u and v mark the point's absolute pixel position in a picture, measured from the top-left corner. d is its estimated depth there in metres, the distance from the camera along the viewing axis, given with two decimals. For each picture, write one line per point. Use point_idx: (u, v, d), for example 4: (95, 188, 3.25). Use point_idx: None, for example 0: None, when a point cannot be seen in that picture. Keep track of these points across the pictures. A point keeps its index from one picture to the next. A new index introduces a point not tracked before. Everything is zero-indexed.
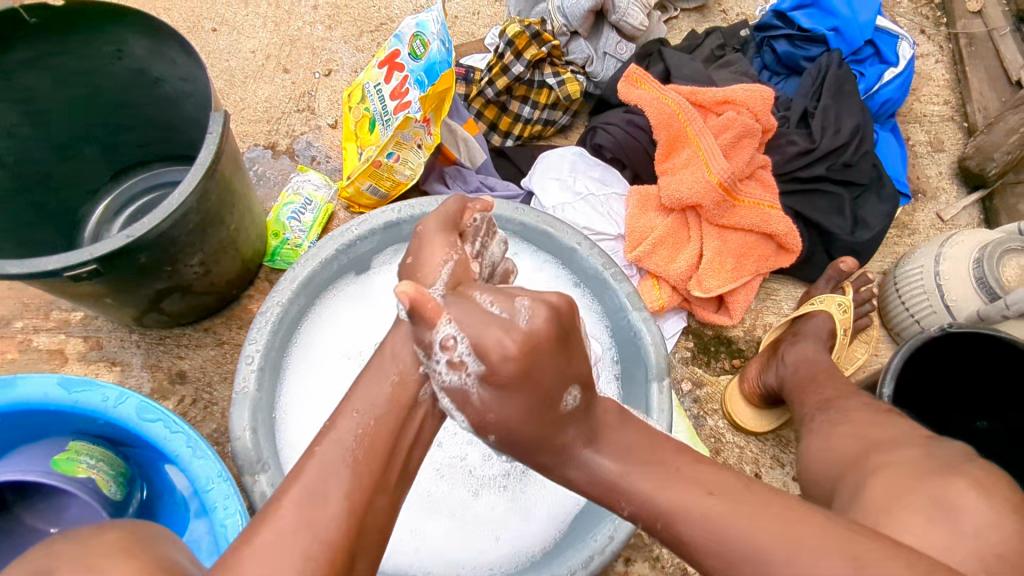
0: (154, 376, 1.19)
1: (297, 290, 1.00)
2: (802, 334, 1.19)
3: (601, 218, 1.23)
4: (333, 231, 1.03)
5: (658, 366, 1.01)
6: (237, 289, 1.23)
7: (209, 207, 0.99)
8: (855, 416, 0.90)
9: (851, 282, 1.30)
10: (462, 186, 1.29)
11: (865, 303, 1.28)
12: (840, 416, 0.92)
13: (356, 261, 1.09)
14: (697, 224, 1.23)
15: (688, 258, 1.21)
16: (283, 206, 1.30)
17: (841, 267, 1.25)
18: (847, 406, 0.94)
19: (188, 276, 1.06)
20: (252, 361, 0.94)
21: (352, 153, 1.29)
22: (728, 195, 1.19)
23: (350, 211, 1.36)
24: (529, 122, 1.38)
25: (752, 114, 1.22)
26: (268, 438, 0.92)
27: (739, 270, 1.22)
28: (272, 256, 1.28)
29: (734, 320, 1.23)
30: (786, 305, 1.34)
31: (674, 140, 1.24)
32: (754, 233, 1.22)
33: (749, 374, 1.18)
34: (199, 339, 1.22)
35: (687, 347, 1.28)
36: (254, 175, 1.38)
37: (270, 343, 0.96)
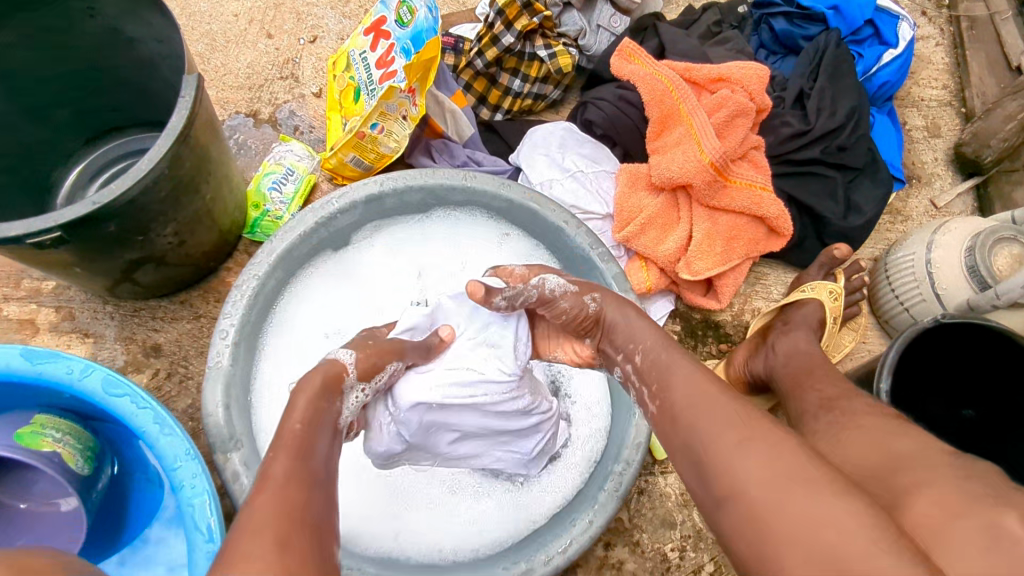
0: (128, 349, 1.17)
1: (274, 264, 1.03)
2: (792, 321, 1.18)
3: (589, 196, 1.20)
4: (367, 178, 1.09)
5: None
6: (214, 261, 1.20)
7: (180, 178, 0.95)
8: (855, 413, 0.86)
9: (842, 269, 1.28)
10: (448, 161, 1.28)
11: (857, 291, 1.27)
12: (835, 413, 0.87)
13: (334, 238, 1.12)
14: (687, 204, 1.18)
15: (677, 240, 1.16)
16: (264, 176, 1.29)
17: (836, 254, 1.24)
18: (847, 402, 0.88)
19: (161, 248, 1.03)
20: (230, 318, 0.98)
21: (337, 122, 1.28)
22: (719, 175, 1.13)
23: (332, 182, 1.33)
24: (519, 96, 1.35)
25: (746, 93, 1.18)
26: (239, 415, 0.96)
27: (728, 253, 1.17)
28: (252, 227, 1.27)
29: (722, 303, 1.20)
30: (775, 290, 1.34)
31: (665, 118, 1.19)
32: (745, 216, 1.17)
33: (736, 361, 1.22)
34: (175, 312, 1.20)
35: (675, 330, 1.31)
36: (234, 144, 1.34)
37: (255, 300, 1.01)
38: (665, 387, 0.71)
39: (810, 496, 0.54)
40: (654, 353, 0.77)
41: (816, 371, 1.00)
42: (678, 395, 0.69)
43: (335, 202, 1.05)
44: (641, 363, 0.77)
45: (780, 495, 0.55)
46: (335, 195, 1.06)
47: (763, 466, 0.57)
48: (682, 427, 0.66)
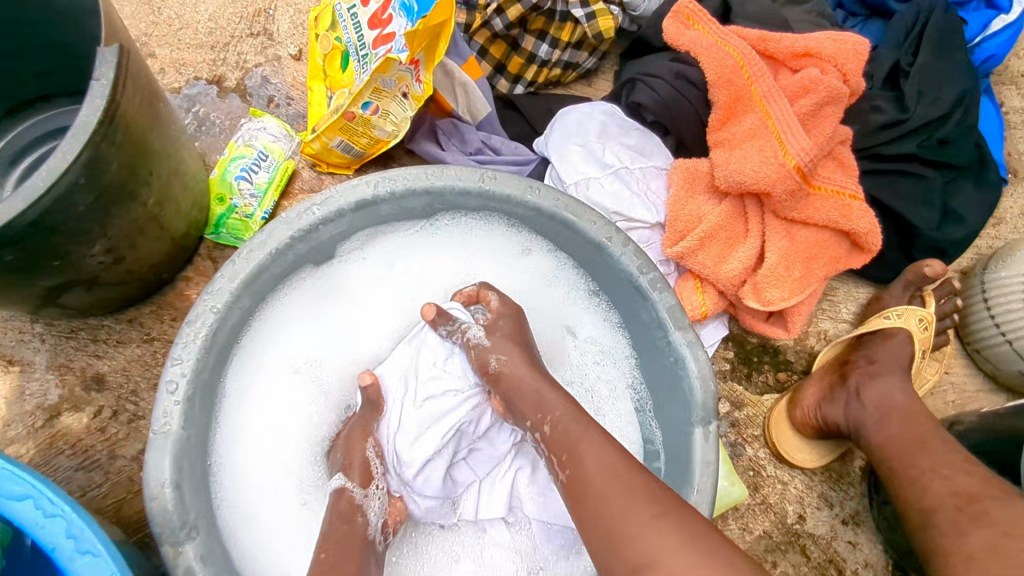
0: (63, 381, 0.97)
1: (239, 291, 0.80)
2: (880, 362, 1.02)
3: (636, 199, 0.96)
4: (357, 177, 0.84)
5: (706, 409, 0.83)
6: (168, 273, 0.97)
7: (107, 184, 0.71)
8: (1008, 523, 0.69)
9: (932, 291, 1.10)
10: (459, 146, 1.04)
11: (946, 316, 1.09)
12: (988, 525, 0.71)
13: (318, 251, 0.89)
14: (757, 214, 0.95)
15: (744, 259, 0.94)
16: (230, 160, 1.03)
17: (927, 272, 1.02)
18: (1000, 510, 0.72)
19: (90, 269, 0.79)
20: (181, 364, 0.77)
21: (320, 95, 1.03)
22: (805, 182, 0.90)
23: (317, 170, 1.08)
24: (546, 64, 1.09)
25: (840, 73, 0.92)
26: (193, 493, 0.77)
27: (806, 278, 0.95)
28: (216, 227, 1.02)
29: (791, 334, 1.00)
30: (845, 308, 1.15)
31: (735, 102, 0.95)
32: (827, 230, 0.95)
33: (806, 402, 1.04)
34: (121, 334, 0.99)
35: (727, 356, 1.12)
36: (194, 118, 1.07)
37: (213, 340, 0.79)
38: (570, 446, 0.68)
39: None
40: (558, 418, 0.71)
41: (932, 446, 0.86)
42: (587, 466, 0.65)
43: (316, 209, 0.81)
44: (552, 435, 0.71)
45: None
46: (316, 199, 0.82)
47: (691, 572, 0.53)
48: (590, 502, 0.63)
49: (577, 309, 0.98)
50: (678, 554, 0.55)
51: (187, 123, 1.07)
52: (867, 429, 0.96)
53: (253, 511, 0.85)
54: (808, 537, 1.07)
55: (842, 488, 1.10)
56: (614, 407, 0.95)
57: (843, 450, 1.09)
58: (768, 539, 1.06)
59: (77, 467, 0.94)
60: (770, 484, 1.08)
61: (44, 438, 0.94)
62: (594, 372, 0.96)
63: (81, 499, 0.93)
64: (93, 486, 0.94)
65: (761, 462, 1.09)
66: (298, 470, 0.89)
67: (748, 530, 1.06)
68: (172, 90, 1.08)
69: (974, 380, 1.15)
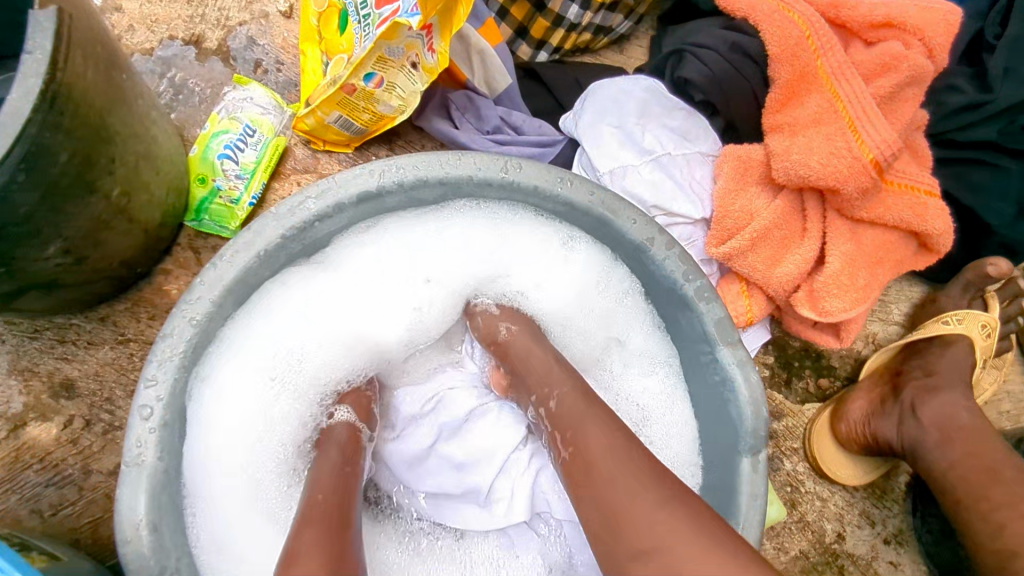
0: (28, 388, 0.83)
1: (223, 298, 0.67)
2: (939, 375, 0.91)
3: (678, 190, 0.84)
4: (361, 163, 0.70)
5: (754, 436, 0.70)
6: (143, 266, 0.84)
7: (56, 177, 0.59)
8: None
9: (995, 292, 0.99)
10: (473, 123, 0.91)
11: (1010, 320, 1.00)
12: None
13: (318, 246, 0.74)
14: (818, 211, 0.84)
15: (801, 262, 0.83)
16: (212, 135, 0.89)
17: (989, 272, 0.91)
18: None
19: (45, 273, 0.67)
20: (156, 386, 0.64)
21: (313, 61, 0.90)
22: (881, 178, 0.78)
23: (311, 147, 0.94)
24: (574, 29, 0.95)
25: (925, 49, 0.80)
26: (174, 534, 0.64)
27: (871, 285, 0.83)
28: (197, 212, 0.89)
29: (843, 344, 0.89)
30: (897, 309, 1.04)
31: (799, 81, 0.81)
32: (898, 231, 0.83)
33: (851, 416, 0.94)
34: (93, 334, 0.86)
35: (766, 362, 1.01)
36: (169, 85, 0.93)
37: (194, 357, 0.66)
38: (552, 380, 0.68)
39: (670, 509, 0.51)
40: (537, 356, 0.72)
41: (1006, 475, 0.81)
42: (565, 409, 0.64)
43: (313, 202, 0.68)
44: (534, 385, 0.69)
45: (648, 506, 0.52)
46: (313, 190, 0.69)
47: (639, 486, 0.53)
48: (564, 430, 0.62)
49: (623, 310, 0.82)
50: (632, 477, 0.54)
51: (162, 91, 0.93)
52: (927, 453, 0.87)
53: (244, 549, 0.69)
54: (848, 558, 0.96)
55: (886, 505, 1.00)
56: (665, 425, 0.81)
57: (889, 465, 0.99)
58: (805, 560, 0.96)
59: (46, 484, 0.81)
60: (808, 501, 0.98)
61: (9, 452, 0.81)
62: (644, 382, 0.83)
63: (52, 521, 0.81)
64: (66, 505, 0.81)
65: (799, 477, 0.98)
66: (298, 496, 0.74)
67: (783, 551, 0.95)
68: (143, 51, 0.93)
69: None
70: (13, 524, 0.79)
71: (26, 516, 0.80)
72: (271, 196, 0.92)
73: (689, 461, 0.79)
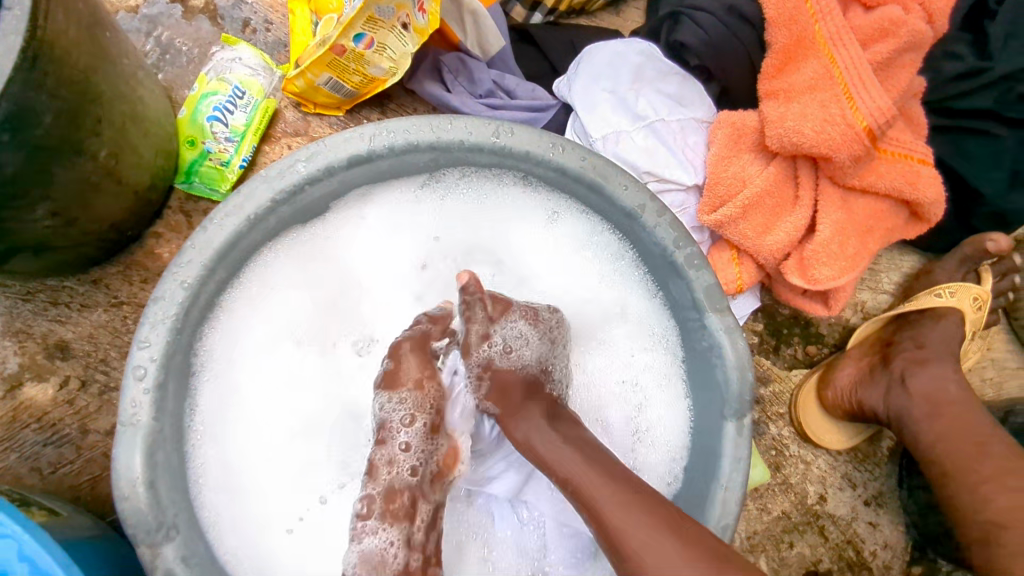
0: (23, 349, 0.84)
1: (213, 262, 0.67)
2: (929, 347, 0.92)
3: (670, 157, 0.84)
4: (350, 127, 0.70)
5: (740, 399, 0.71)
6: (135, 229, 0.84)
7: (40, 139, 0.58)
8: None
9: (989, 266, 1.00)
10: (465, 86, 0.90)
11: (999, 295, 1.02)
12: None
13: (308, 210, 0.74)
14: (811, 179, 0.83)
15: (792, 230, 0.83)
16: (202, 97, 0.88)
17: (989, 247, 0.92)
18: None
19: (34, 234, 0.67)
20: (149, 347, 0.64)
21: (304, 21, 0.88)
22: (874, 146, 0.78)
23: (301, 110, 0.93)
24: None
25: (924, 13, 0.79)
26: (172, 489, 0.66)
27: (861, 253, 0.84)
28: (187, 175, 0.88)
29: (832, 312, 0.89)
30: (887, 278, 1.04)
31: (797, 45, 0.80)
32: (889, 199, 0.83)
33: (838, 382, 0.95)
34: (86, 296, 0.86)
35: (755, 329, 1.02)
36: (156, 44, 0.92)
37: (186, 319, 0.67)
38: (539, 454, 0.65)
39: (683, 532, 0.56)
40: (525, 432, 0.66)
41: (993, 448, 0.81)
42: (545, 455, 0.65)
43: (302, 164, 0.67)
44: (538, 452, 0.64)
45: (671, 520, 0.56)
46: (303, 153, 0.68)
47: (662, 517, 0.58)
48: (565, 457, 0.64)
49: (617, 284, 0.82)
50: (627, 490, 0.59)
51: (149, 51, 0.91)
52: (914, 424, 0.88)
53: (255, 496, 0.73)
54: (828, 519, 0.99)
55: (868, 467, 1.02)
56: (657, 406, 0.80)
57: (873, 430, 1.01)
58: (787, 519, 0.98)
59: (45, 443, 0.82)
60: (792, 464, 1.00)
61: (7, 412, 0.82)
62: (641, 360, 0.81)
63: (51, 478, 0.82)
64: (65, 464, 0.83)
65: (784, 441, 1.01)
66: (306, 448, 0.77)
67: (766, 512, 0.98)
68: (128, 8, 0.91)
69: (1015, 357, 1.06)
70: (13, 481, 0.81)
71: (25, 473, 0.82)
72: (261, 159, 0.92)
73: (679, 442, 0.78)
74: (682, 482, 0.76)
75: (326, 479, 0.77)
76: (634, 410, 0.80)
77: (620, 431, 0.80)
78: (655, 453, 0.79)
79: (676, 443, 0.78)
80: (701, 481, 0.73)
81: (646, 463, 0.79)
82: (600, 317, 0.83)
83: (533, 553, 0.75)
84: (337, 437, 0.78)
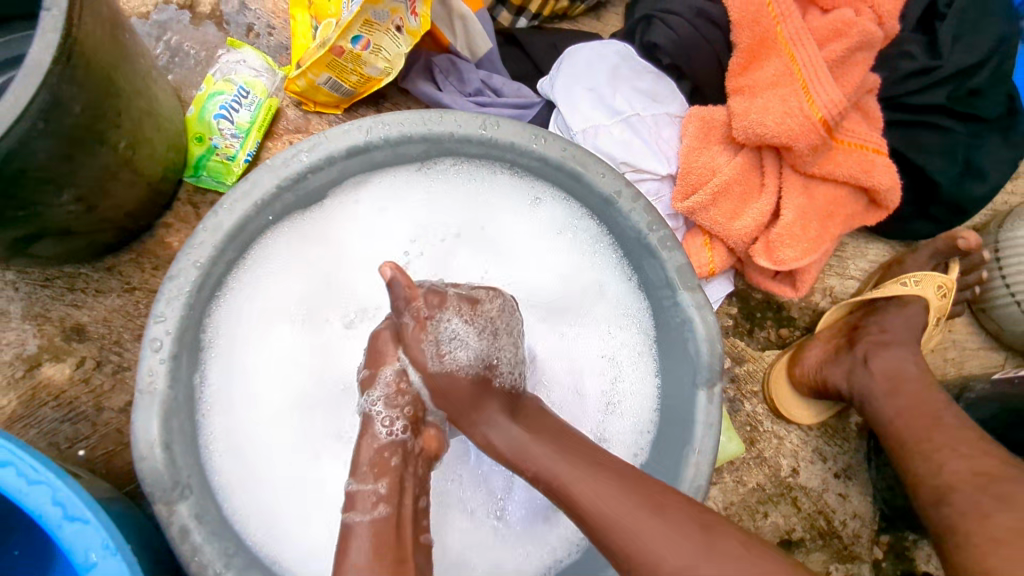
0: (41, 331, 0.89)
1: (223, 243, 0.73)
2: (892, 331, 0.99)
3: (646, 150, 0.90)
4: (349, 120, 0.76)
5: (711, 369, 0.77)
6: (147, 218, 0.90)
7: (70, 128, 0.64)
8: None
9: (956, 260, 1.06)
10: (455, 85, 0.97)
11: (966, 288, 1.07)
12: (1012, 507, 0.72)
13: (309, 196, 0.80)
14: (775, 169, 0.90)
15: (758, 215, 0.89)
16: (209, 96, 0.94)
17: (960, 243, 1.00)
18: (1021, 493, 0.74)
19: (59, 218, 0.72)
20: (164, 321, 0.70)
21: (305, 26, 0.95)
22: (830, 137, 0.85)
23: (302, 109, 0.99)
24: None
25: (874, 15, 0.86)
26: (186, 453, 0.71)
27: (822, 237, 0.91)
28: (195, 169, 0.94)
29: (798, 293, 0.96)
30: (853, 265, 1.11)
31: (760, 46, 0.87)
32: (847, 186, 0.90)
33: (806, 361, 1.02)
34: (100, 283, 0.92)
35: (730, 313, 1.08)
36: (167, 48, 0.98)
37: (199, 296, 0.72)
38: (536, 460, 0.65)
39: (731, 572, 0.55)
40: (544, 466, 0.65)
41: (946, 422, 0.86)
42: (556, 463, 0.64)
43: (305, 154, 0.73)
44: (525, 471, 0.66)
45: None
46: (305, 144, 0.74)
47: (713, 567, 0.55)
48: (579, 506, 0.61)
49: (595, 266, 0.88)
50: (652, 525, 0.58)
51: (159, 53, 0.98)
52: (875, 400, 0.94)
53: (260, 461, 0.79)
54: (801, 490, 1.05)
55: (837, 443, 1.08)
56: (630, 378, 0.87)
57: (841, 407, 1.07)
58: (761, 491, 1.04)
59: (63, 419, 0.88)
60: (766, 439, 1.06)
61: (26, 390, 0.87)
62: (616, 337, 0.88)
63: (67, 452, 0.87)
64: (81, 439, 0.88)
65: (758, 418, 1.07)
66: (304, 418, 0.83)
67: (741, 484, 1.04)
68: (140, 14, 0.98)
69: (975, 338, 1.13)
70: None
71: (43, 448, 0.87)
72: (265, 155, 0.98)
73: (653, 409, 0.85)
74: (657, 446, 0.82)
75: (324, 445, 0.83)
76: (610, 381, 0.87)
77: (595, 400, 0.87)
78: (627, 422, 0.86)
79: (645, 416, 0.85)
80: (674, 444, 0.79)
81: (622, 428, 0.85)
82: (579, 297, 0.89)
83: (498, 494, 0.81)
84: (332, 409, 0.84)
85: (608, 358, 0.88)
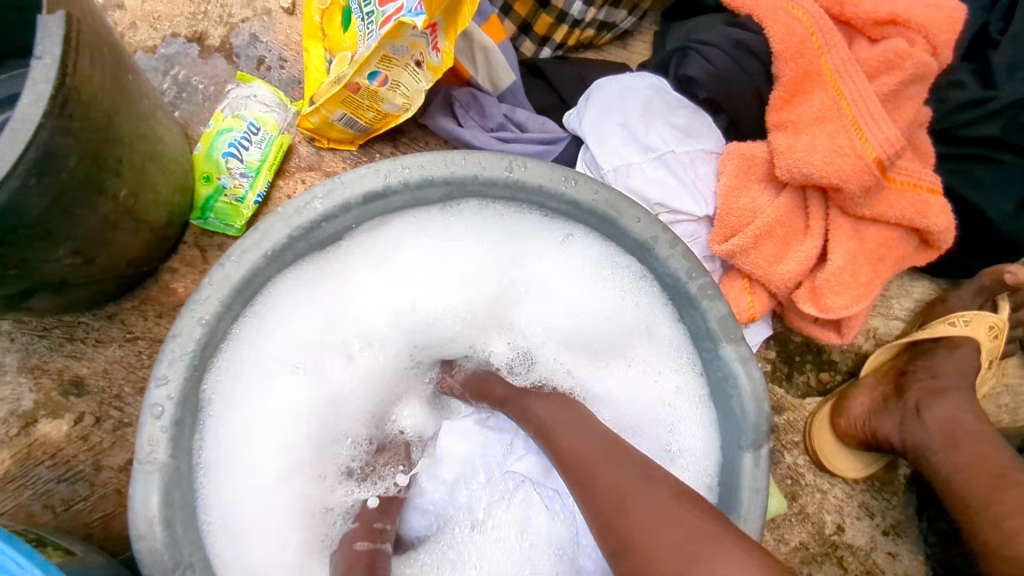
0: (38, 385, 0.84)
1: (230, 298, 0.67)
2: (944, 378, 0.92)
3: (681, 189, 0.85)
4: (366, 163, 0.70)
5: (757, 430, 0.70)
6: (151, 264, 0.85)
7: (65, 181, 0.59)
8: None
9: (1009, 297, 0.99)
10: (477, 121, 0.92)
11: (1019, 326, 1.00)
12: None
13: (323, 244, 0.74)
14: (820, 209, 0.84)
15: (803, 259, 0.83)
16: (217, 134, 0.89)
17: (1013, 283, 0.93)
18: None
19: (55, 273, 0.67)
20: (167, 385, 0.64)
21: (319, 59, 0.90)
22: (883, 176, 0.78)
23: (315, 145, 0.94)
24: (578, 25, 0.95)
25: (928, 45, 0.80)
26: (188, 526, 0.66)
27: (874, 281, 0.84)
28: (202, 211, 0.89)
29: (845, 339, 0.89)
30: (898, 305, 1.04)
31: (804, 79, 0.82)
32: (899, 227, 0.84)
33: (852, 412, 0.94)
34: (101, 331, 0.86)
35: (768, 357, 1.02)
36: (174, 82, 0.93)
37: (203, 355, 0.67)
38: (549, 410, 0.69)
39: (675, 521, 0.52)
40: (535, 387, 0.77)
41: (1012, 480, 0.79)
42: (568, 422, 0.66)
43: (319, 202, 0.68)
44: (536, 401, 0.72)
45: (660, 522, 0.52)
46: (320, 189, 0.69)
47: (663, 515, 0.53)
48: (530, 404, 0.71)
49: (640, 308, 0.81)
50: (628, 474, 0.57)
51: (166, 89, 0.93)
52: (930, 454, 0.87)
53: (271, 530, 0.73)
54: (847, 549, 0.98)
55: (885, 496, 1.01)
56: (687, 429, 0.78)
57: (889, 458, 1.00)
58: (805, 550, 0.97)
59: (59, 480, 0.82)
60: (808, 493, 0.99)
61: (21, 449, 0.82)
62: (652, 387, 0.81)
63: (64, 516, 0.82)
64: (79, 500, 0.82)
65: (799, 470, 1.00)
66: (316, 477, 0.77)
67: (783, 543, 0.97)
68: (146, 48, 0.93)
69: None
70: (26, 519, 0.81)
71: (38, 511, 0.81)
72: (275, 194, 0.93)
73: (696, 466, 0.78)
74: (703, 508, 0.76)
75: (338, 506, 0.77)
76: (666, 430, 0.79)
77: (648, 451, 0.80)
78: (686, 477, 0.77)
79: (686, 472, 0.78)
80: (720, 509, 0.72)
81: None
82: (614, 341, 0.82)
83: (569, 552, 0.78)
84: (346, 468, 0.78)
85: (648, 410, 0.81)
